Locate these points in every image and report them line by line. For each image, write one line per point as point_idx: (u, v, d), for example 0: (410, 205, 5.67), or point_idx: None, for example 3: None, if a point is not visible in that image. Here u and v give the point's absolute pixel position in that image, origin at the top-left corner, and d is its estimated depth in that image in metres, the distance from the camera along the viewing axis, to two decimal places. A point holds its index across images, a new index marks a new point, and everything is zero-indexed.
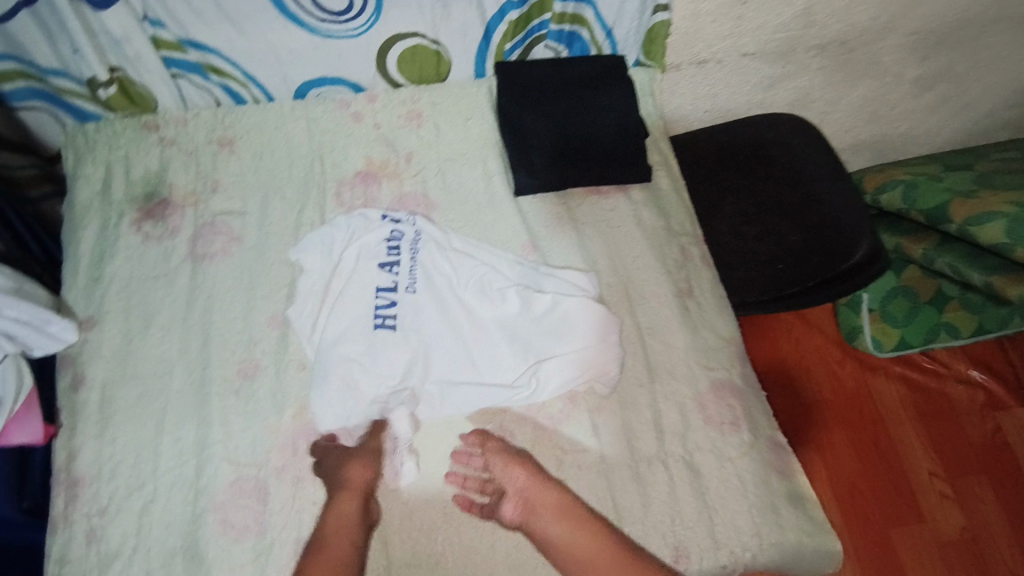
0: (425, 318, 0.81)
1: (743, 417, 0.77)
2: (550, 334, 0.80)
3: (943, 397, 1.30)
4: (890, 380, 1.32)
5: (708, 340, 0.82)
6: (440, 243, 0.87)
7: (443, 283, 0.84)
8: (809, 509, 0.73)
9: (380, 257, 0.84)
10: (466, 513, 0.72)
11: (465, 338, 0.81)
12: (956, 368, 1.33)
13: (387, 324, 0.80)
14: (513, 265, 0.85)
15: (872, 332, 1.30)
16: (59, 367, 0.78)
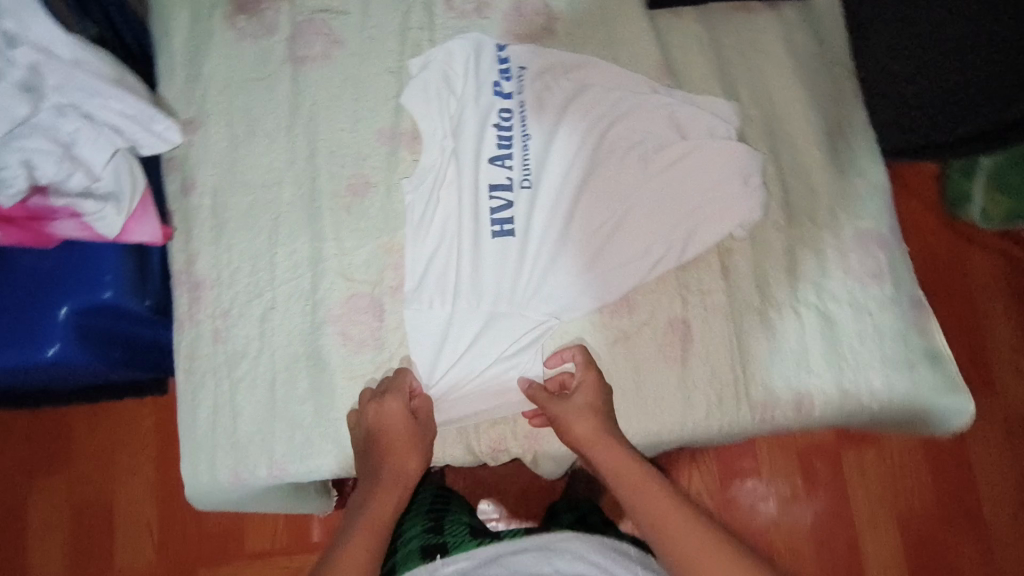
0: (550, 219, 0.73)
1: (887, 270, 0.72)
2: (675, 197, 0.72)
3: None
4: (986, 253, 1.21)
5: (858, 187, 0.74)
6: (553, 117, 0.74)
7: (559, 168, 0.74)
8: (944, 366, 0.70)
9: (489, 152, 0.74)
10: (591, 344, 0.72)
11: (587, 240, 0.72)
12: None
13: (504, 231, 0.73)
14: (630, 126, 0.74)
15: (981, 201, 1.12)
16: (166, 170, 0.75)
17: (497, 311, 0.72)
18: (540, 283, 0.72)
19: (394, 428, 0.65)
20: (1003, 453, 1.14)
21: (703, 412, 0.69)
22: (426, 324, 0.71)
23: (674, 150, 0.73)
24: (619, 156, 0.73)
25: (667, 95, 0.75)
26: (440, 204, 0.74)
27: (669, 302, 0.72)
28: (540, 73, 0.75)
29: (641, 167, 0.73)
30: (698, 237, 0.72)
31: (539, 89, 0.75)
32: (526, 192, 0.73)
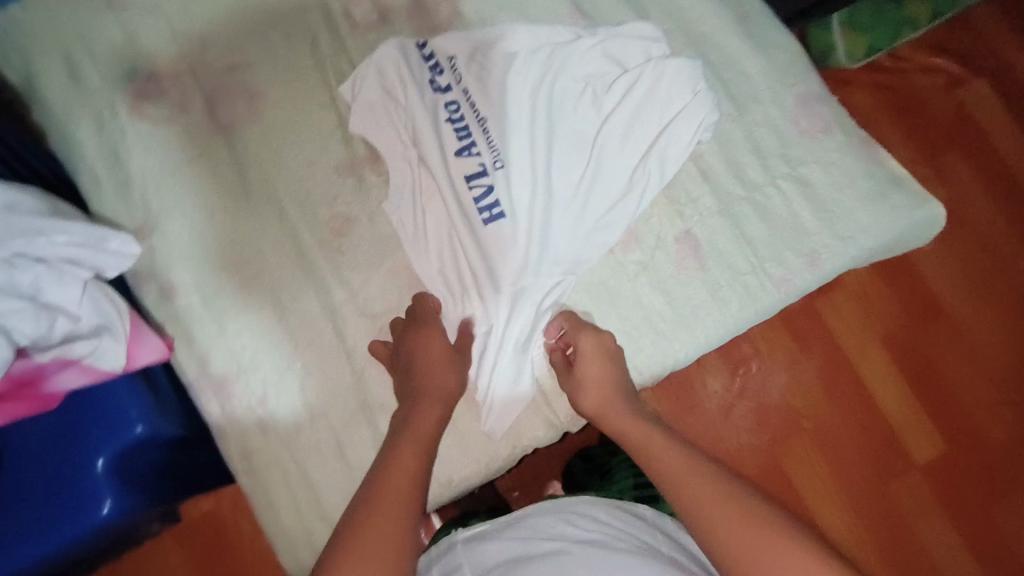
0: (532, 184, 0.73)
1: (833, 121, 0.78)
2: (637, 126, 0.75)
3: (910, 89, 1.29)
4: (862, 89, 1.29)
5: (781, 59, 0.80)
6: (496, 91, 0.75)
7: (519, 133, 0.74)
8: (908, 184, 0.77)
9: (452, 146, 0.73)
10: (617, 284, 0.75)
11: (573, 192, 0.74)
12: (919, 59, 1.30)
13: (495, 216, 0.72)
14: (568, 81, 0.76)
15: (844, 47, 1.25)
16: (139, 283, 0.70)
17: (521, 291, 0.72)
18: (543, 250, 0.73)
19: (434, 357, 0.67)
20: (953, 261, 1.24)
21: (737, 305, 0.74)
22: (464, 328, 0.71)
23: (619, 81, 0.76)
24: (566, 115, 0.75)
25: (592, 33, 0.77)
26: (421, 216, 0.73)
27: (669, 221, 0.76)
28: (466, 58, 0.76)
29: (596, 108, 0.76)
30: (671, 152, 0.75)
31: (472, 76, 0.75)
32: (502, 171, 0.73)
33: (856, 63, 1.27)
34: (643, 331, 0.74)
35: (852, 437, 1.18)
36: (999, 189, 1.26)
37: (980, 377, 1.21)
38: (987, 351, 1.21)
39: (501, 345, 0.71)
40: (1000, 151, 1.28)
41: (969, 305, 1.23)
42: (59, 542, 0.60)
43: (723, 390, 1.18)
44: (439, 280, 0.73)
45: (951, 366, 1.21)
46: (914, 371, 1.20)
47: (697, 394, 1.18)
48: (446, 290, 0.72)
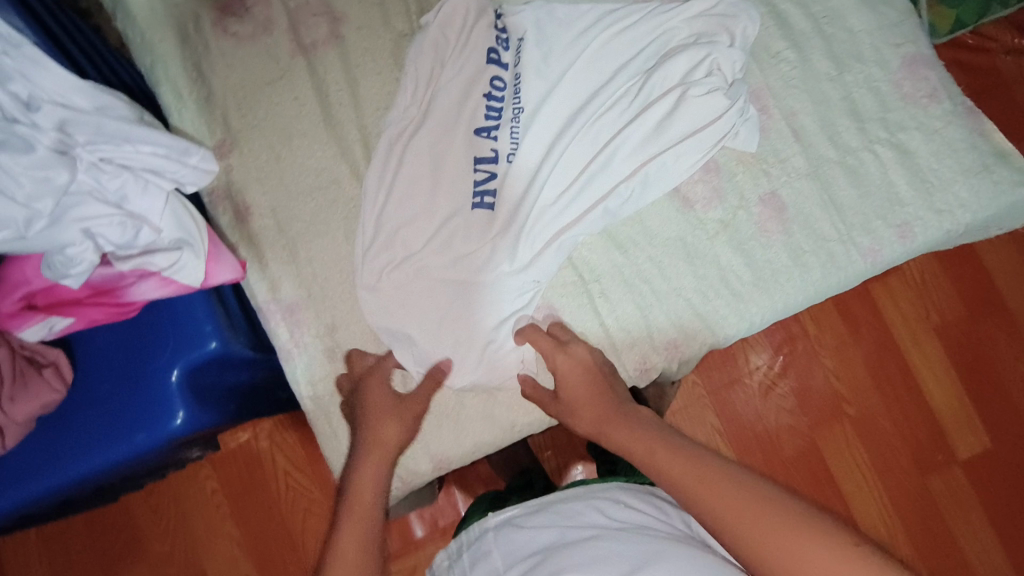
0: (535, 175, 0.70)
1: (939, 87, 0.74)
2: (645, 128, 0.70)
3: (994, 71, 1.24)
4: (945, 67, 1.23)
5: (889, 17, 0.75)
6: (561, 49, 0.72)
7: (569, 98, 0.71)
8: (1014, 160, 0.73)
9: (475, 122, 0.70)
10: (695, 242, 0.72)
11: (563, 195, 0.69)
12: (1005, 40, 1.24)
13: (486, 205, 0.70)
14: (611, 59, 0.72)
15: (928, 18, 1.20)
16: (215, 203, 0.70)
17: (477, 303, 0.68)
18: (500, 262, 0.68)
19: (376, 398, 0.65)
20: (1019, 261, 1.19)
21: (819, 273, 0.71)
22: (413, 333, 0.68)
23: (651, 75, 0.71)
24: (591, 100, 0.71)
25: (649, 21, 0.73)
26: (414, 205, 0.70)
27: (754, 179, 0.73)
28: (540, 9, 0.73)
29: (621, 106, 0.71)
30: (675, 171, 0.71)
31: (530, 52, 0.71)
32: (509, 164, 0.70)
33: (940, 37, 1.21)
34: (721, 293, 0.71)
35: (897, 429, 1.15)
36: None
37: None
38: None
39: (448, 358, 0.68)
40: None
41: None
42: (133, 449, 0.61)
43: (770, 374, 1.15)
44: (399, 276, 0.69)
45: (1006, 363, 1.17)
46: (965, 363, 1.17)
47: (738, 369, 1.15)
48: (398, 282, 0.69)
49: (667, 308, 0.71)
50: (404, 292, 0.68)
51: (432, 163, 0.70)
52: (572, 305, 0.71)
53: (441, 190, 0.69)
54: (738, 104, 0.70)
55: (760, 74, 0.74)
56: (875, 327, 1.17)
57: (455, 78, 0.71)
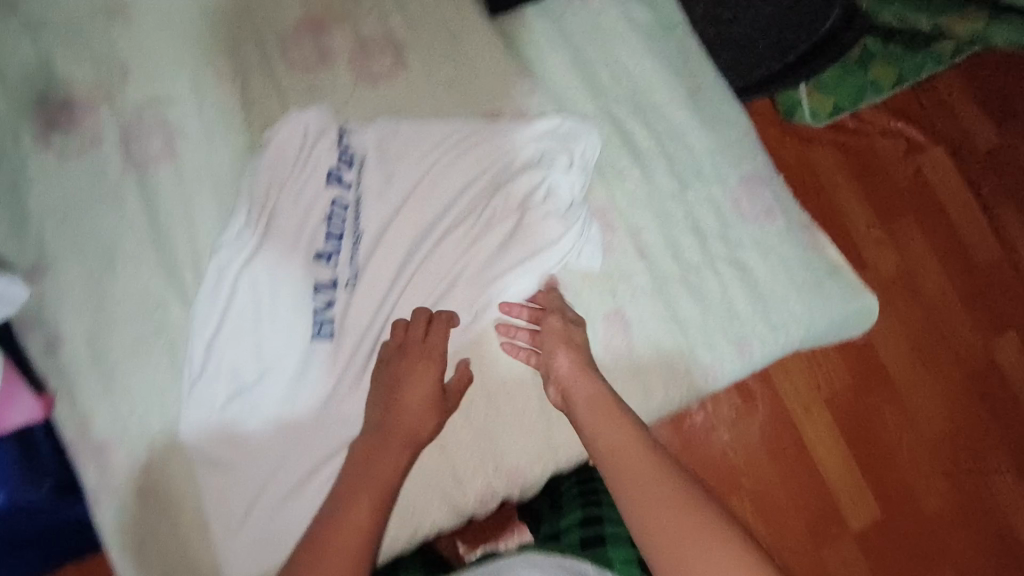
0: (382, 299, 0.69)
1: (775, 204, 0.78)
2: (490, 248, 0.71)
3: (872, 150, 1.36)
4: (824, 146, 1.36)
5: (729, 136, 0.79)
6: (408, 166, 0.72)
7: (416, 216, 0.71)
8: (844, 275, 0.78)
9: (314, 247, 0.69)
10: (540, 361, 0.72)
11: (409, 319, 0.69)
12: (881, 122, 1.37)
13: (326, 333, 0.69)
14: (460, 176, 0.73)
15: (810, 104, 1.30)
16: (25, 332, 0.65)
17: (315, 438, 0.67)
18: (340, 394, 0.68)
19: (417, 390, 0.65)
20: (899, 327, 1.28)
21: (662, 391, 0.72)
22: (245, 470, 0.65)
23: (495, 194, 0.72)
24: (440, 220, 0.71)
25: (496, 139, 0.74)
26: (249, 334, 0.68)
27: (599, 297, 0.73)
28: (384, 128, 0.72)
29: (470, 227, 0.71)
30: (520, 292, 0.71)
31: (373, 169, 0.71)
32: (348, 292, 0.69)
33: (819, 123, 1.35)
34: (567, 414, 0.71)
35: (794, 499, 1.17)
36: (947, 257, 1.33)
37: (918, 442, 1.23)
38: (928, 416, 1.25)
39: (283, 500, 0.65)
40: (948, 215, 1.35)
41: (907, 365, 1.27)
42: None
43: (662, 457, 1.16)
44: (237, 405, 0.66)
45: (893, 430, 1.23)
46: (857, 431, 1.21)
47: None
48: (233, 415, 0.66)
49: (513, 433, 0.70)
50: (239, 426, 0.66)
51: (270, 291, 0.68)
52: None
53: (280, 320, 0.68)
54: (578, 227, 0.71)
55: (606, 192, 0.75)
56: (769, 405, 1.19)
57: (295, 198, 0.69)
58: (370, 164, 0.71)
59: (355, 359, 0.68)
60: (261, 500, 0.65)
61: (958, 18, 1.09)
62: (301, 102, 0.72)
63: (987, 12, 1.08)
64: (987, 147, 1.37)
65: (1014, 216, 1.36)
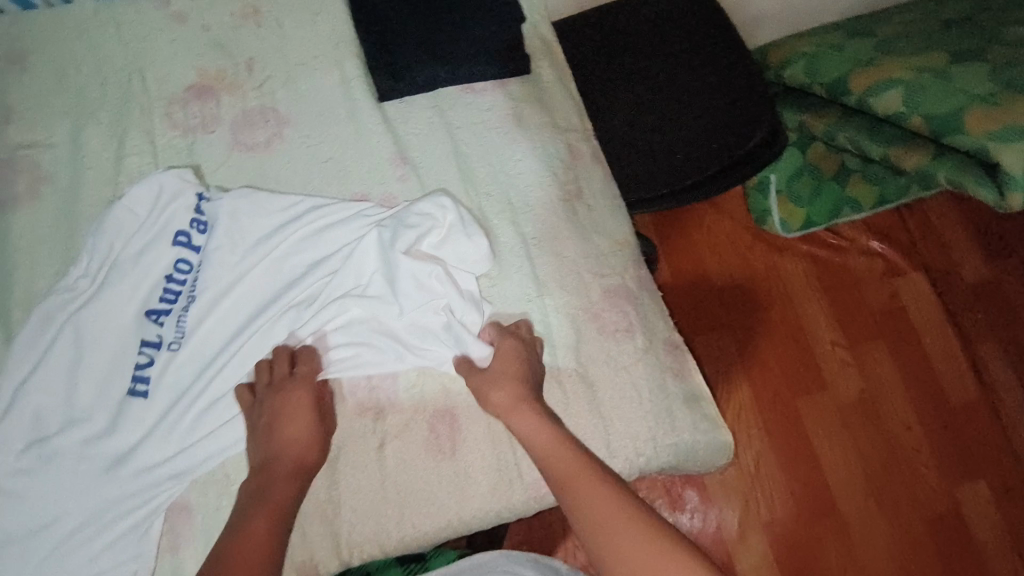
0: (206, 365, 0.70)
1: (637, 323, 0.75)
2: (327, 330, 0.71)
3: (846, 269, 1.42)
4: (797, 259, 1.43)
5: (600, 246, 0.78)
6: (255, 238, 0.73)
7: (264, 285, 0.72)
8: (702, 407, 0.74)
9: (148, 303, 0.70)
10: (353, 455, 0.70)
11: (228, 386, 0.69)
12: (859, 241, 1.43)
13: (141, 391, 0.68)
14: (305, 254, 0.73)
15: (780, 214, 1.40)
16: None
17: (106, 496, 0.65)
18: (145, 452, 0.67)
19: (299, 414, 0.66)
20: (841, 438, 1.31)
21: (477, 498, 0.69)
22: (23, 521, 0.63)
23: (335, 276, 0.72)
24: (285, 295, 0.72)
25: (352, 223, 0.73)
26: (66, 379, 0.67)
27: (431, 393, 0.72)
28: (241, 196, 0.73)
29: (305, 300, 0.72)
30: (346, 370, 0.71)
31: (222, 235, 0.73)
32: (170, 353, 0.69)
33: (790, 233, 1.41)
34: (368, 513, 0.69)
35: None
36: (950, 383, 1.34)
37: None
38: (873, 561, 1.24)
39: (59, 552, 0.64)
40: (929, 350, 1.36)
41: (857, 502, 1.27)
42: None
43: (580, 566, 1.14)
44: (36, 454, 0.65)
45: (832, 563, 1.24)
46: (793, 562, 1.24)
47: (555, 546, 1.15)
48: (30, 462, 0.65)
49: (315, 524, 0.68)
50: (31, 478, 0.64)
51: (93, 339, 0.68)
52: (207, 511, 0.67)
53: (96, 373, 0.67)
54: (416, 325, 0.71)
55: None
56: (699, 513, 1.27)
57: (137, 255, 0.70)
58: (221, 232, 0.73)
59: (164, 420, 0.68)
60: (37, 552, 0.63)
61: (903, 151, 1.07)
62: (173, 163, 0.76)
63: (933, 148, 1.04)
64: (978, 278, 1.41)
65: (997, 359, 1.35)
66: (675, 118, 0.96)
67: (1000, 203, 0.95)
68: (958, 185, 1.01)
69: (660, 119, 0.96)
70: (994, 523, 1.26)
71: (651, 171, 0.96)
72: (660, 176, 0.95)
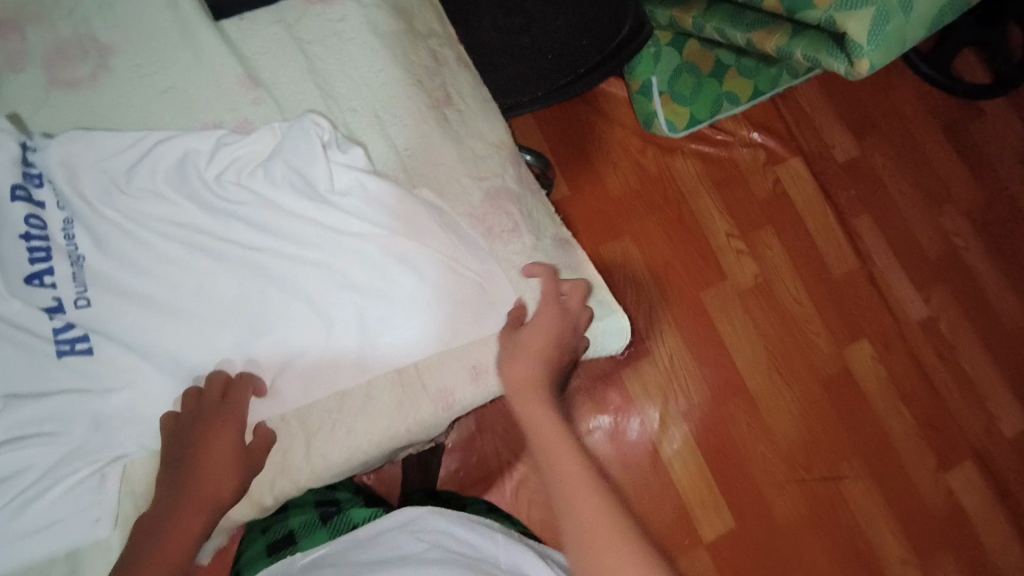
0: (103, 320, 0.66)
1: (521, 222, 0.75)
2: (216, 275, 0.68)
3: (733, 163, 1.47)
4: (687, 158, 1.47)
5: (475, 149, 0.76)
6: (105, 184, 0.68)
7: (124, 237, 0.68)
8: (596, 295, 0.76)
9: (23, 270, 0.65)
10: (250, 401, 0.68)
11: (122, 338, 0.66)
12: (741, 133, 1.48)
13: (80, 349, 0.65)
14: (166, 196, 0.69)
15: (666, 115, 1.42)
16: None
17: (51, 454, 0.64)
18: (84, 401, 0.65)
19: (223, 439, 0.64)
20: (743, 320, 1.40)
21: (386, 419, 0.69)
22: None
23: (214, 210, 0.70)
24: (161, 243, 0.68)
25: (217, 156, 0.70)
26: None
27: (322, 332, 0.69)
28: (73, 141, 0.67)
29: (188, 245, 0.69)
30: (247, 310, 0.68)
31: (68, 185, 0.67)
32: (87, 310, 0.66)
33: (677, 134, 1.43)
34: (280, 459, 0.68)
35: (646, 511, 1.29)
36: (831, 257, 1.44)
37: (770, 450, 1.34)
38: (780, 425, 1.35)
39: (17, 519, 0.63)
40: (811, 230, 1.45)
41: (762, 375, 1.37)
42: None
43: (517, 481, 1.18)
44: None
45: (746, 436, 1.34)
46: (712, 441, 1.34)
47: (493, 469, 1.19)
48: None
49: None
50: None
51: None
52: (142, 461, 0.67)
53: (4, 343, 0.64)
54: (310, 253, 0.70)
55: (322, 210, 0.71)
56: (623, 411, 1.33)
57: None
58: (66, 182, 0.67)
59: (90, 371, 0.65)
60: None
61: (763, 34, 1.10)
62: None
63: (790, 27, 1.07)
64: (847, 157, 1.49)
65: (869, 228, 1.46)
66: (540, 18, 0.93)
67: (851, 71, 1.01)
68: (815, 60, 1.05)
69: (526, 21, 0.93)
70: (878, 373, 1.39)
71: (524, 74, 0.94)
72: (535, 81, 0.93)
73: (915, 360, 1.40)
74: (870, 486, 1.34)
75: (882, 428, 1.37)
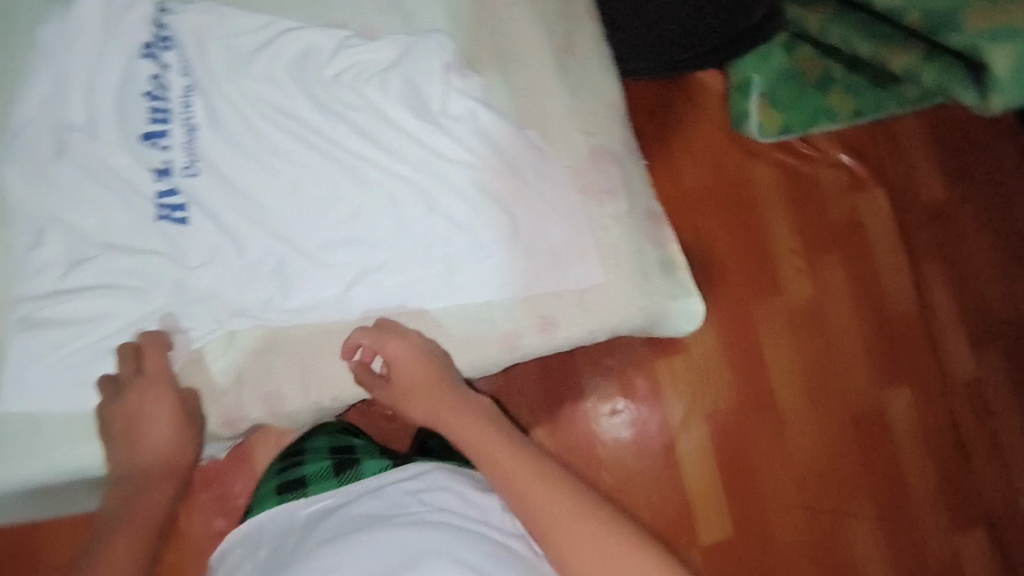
0: (202, 191, 0.71)
1: (619, 186, 0.74)
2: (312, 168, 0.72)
3: (815, 181, 1.42)
4: (768, 164, 1.42)
5: (590, 106, 0.75)
6: (230, 59, 0.74)
7: (234, 115, 0.73)
8: (677, 274, 0.75)
9: (139, 128, 0.72)
10: (324, 301, 0.71)
11: (216, 211, 0.71)
12: (831, 153, 1.43)
13: (176, 217, 0.71)
14: (279, 85, 0.73)
15: (758, 118, 1.37)
16: None
17: (136, 308, 0.70)
18: (167, 258, 0.70)
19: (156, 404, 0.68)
20: (787, 339, 1.37)
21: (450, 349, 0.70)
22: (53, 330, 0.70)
23: (321, 104, 0.73)
24: (266, 126, 0.73)
25: (337, 56, 0.73)
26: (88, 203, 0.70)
27: (404, 253, 0.71)
28: (205, 14, 0.74)
29: (294, 138, 0.72)
30: (334, 209, 0.71)
31: (192, 58, 0.74)
32: (190, 179, 0.71)
33: (766, 138, 1.39)
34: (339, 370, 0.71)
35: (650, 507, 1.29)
36: (891, 296, 1.40)
37: (783, 471, 1.33)
38: (799, 449, 1.34)
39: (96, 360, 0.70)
40: (878, 264, 1.40)
41: (793, 396, 1.35)
42: None
43: None
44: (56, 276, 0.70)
45: (763, 452, 1.33)
46: (727, 450, 1.32)
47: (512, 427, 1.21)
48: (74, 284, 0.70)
49: (284, 364, 0.71)
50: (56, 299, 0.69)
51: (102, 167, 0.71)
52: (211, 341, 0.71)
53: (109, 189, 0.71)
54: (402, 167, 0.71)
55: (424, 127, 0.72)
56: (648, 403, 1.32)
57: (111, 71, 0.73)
58: (194, 53, 0.74)
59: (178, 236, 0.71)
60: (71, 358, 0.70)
61: (894, 50, 1.04)
62: None
63: (924, 47, 1.01)
64: (933, 206, 1.43)
65: (938, 275, 1.41)
66: None
67: (980, 105, 0.95)
68: (944, 87, 0.99)
69: None
70: (910, 420, 1.36)
71: (641, 40, 0.93)
72: (653, 48, 0.93)
73: (951, 417, 1.37)
74: (874, 528, 1.32)
75: (901, 476, 1.35)
